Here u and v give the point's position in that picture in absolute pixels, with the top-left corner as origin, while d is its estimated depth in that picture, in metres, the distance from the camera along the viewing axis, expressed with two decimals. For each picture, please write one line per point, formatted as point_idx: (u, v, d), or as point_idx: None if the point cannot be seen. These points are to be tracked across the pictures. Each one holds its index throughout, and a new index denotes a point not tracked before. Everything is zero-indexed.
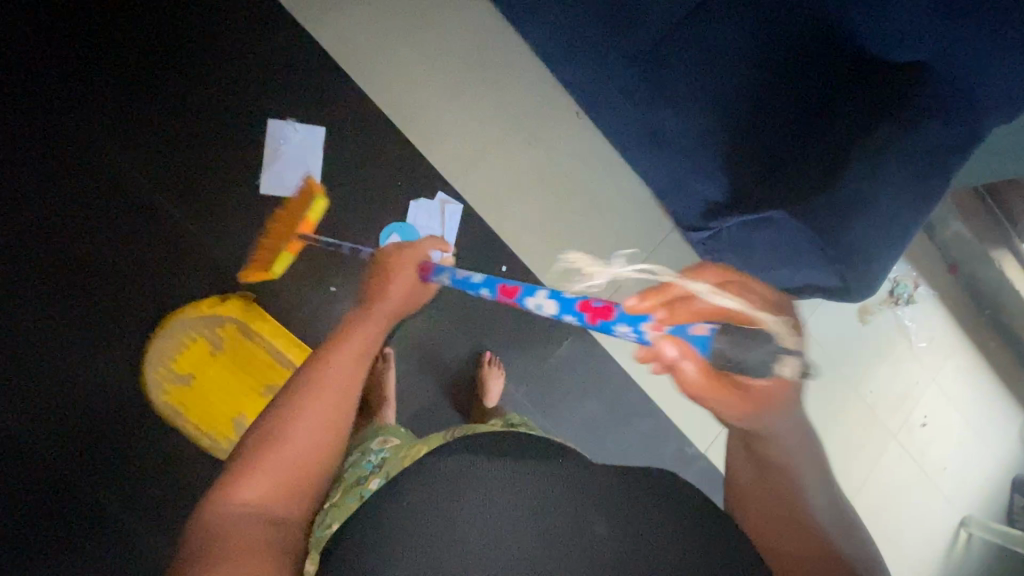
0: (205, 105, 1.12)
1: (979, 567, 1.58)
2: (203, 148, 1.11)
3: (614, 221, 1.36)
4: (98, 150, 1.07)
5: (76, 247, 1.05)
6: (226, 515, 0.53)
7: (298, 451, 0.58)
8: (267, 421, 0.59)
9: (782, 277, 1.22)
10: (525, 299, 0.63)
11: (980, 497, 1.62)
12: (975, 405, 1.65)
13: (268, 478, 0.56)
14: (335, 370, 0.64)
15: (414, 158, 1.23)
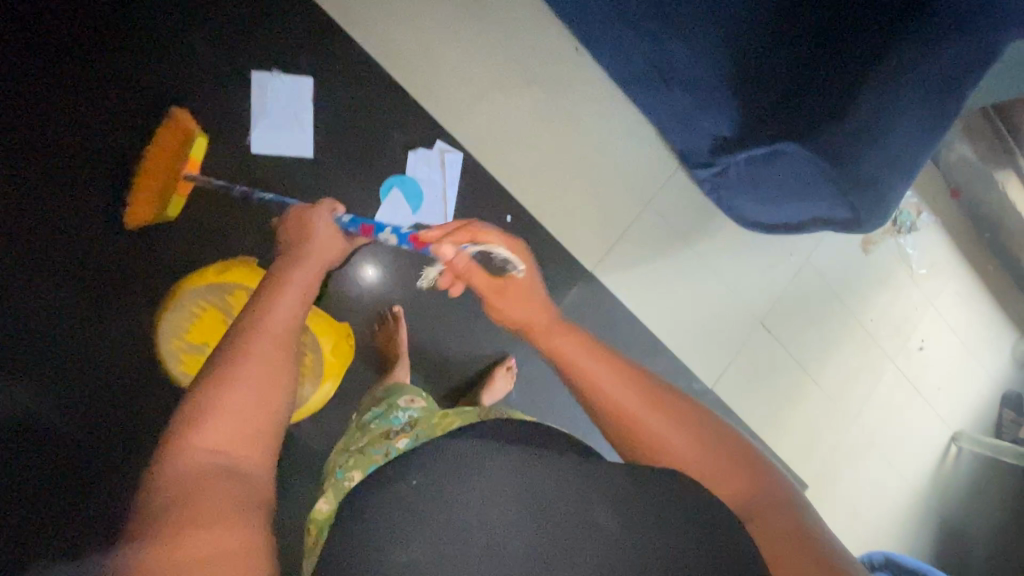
0: (188, 62, 1.06)
1: (968, 478, 1.66)
2: (190, 109, 1.06)
3: (618, 163, 1.33)
4: (77, 115, 1.01)
5: (64, 221, 1.00)
6: (187, 465, 0.51)
7: (257, 396, 0.57)
8: (217, 369, 0.58)
9: (791, 211, 1.22)
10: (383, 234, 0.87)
11: (970, 413, 1.69)
12: (970, 328, 1.69)
13: (228, 424, 0.54)
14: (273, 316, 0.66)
15: (410, 107, 1.18)
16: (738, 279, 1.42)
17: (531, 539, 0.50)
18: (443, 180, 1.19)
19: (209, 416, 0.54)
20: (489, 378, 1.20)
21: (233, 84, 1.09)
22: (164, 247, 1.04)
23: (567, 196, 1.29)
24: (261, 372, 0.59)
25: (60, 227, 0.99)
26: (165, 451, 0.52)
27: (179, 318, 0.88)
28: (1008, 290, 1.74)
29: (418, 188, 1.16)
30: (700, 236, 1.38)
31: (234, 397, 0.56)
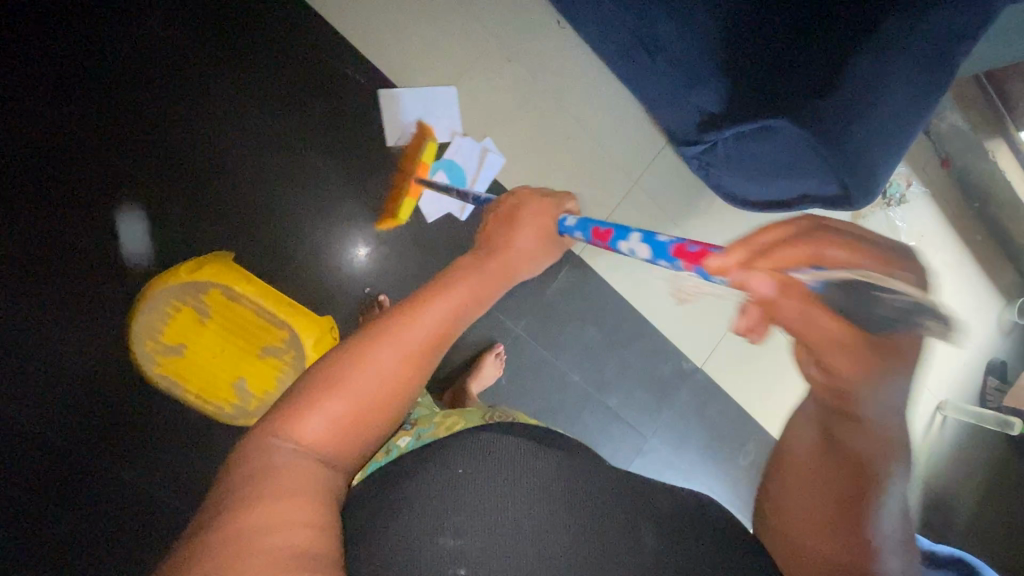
0: (175, 69, 1.07)
1: (952, 445, 1.70)
2: (183, 117, 1.08)
3: (604, 141, 1.29)
4: (75, 128, 1.03)
5: (70, 233, 1.03)
6: (290, 444, 0.49)
7: (372, 394, 0.53)
8: (354, 351, 0.55)
9: (780, 188, 1.18)
10: (618, 244, 0.68)
11: (956, 383, 1.72)
12: (957, 298, 1.69)
13: (336, 415, 0.51)
14: (433, 312, 0.59)
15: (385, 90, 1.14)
16: None
17: (546, 529, 0.50)
18: (474, 176, 1.18)
19: (322, 400, 0.52)
20: (477, 366, 1.18)
21: (216, 85, 1.09)
22: (151, 238, 1.06)
23: (552, 178, 1.25)
24: (389, 376, 0.54)
25: (65, 240, 1.03)
26: (277, 419, 0.51)
27: (152, 317, 0.85)
28: (995, 259, 1.74)
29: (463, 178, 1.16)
30: (689, 215, 1.36)
31: (354, 388, 0.53)
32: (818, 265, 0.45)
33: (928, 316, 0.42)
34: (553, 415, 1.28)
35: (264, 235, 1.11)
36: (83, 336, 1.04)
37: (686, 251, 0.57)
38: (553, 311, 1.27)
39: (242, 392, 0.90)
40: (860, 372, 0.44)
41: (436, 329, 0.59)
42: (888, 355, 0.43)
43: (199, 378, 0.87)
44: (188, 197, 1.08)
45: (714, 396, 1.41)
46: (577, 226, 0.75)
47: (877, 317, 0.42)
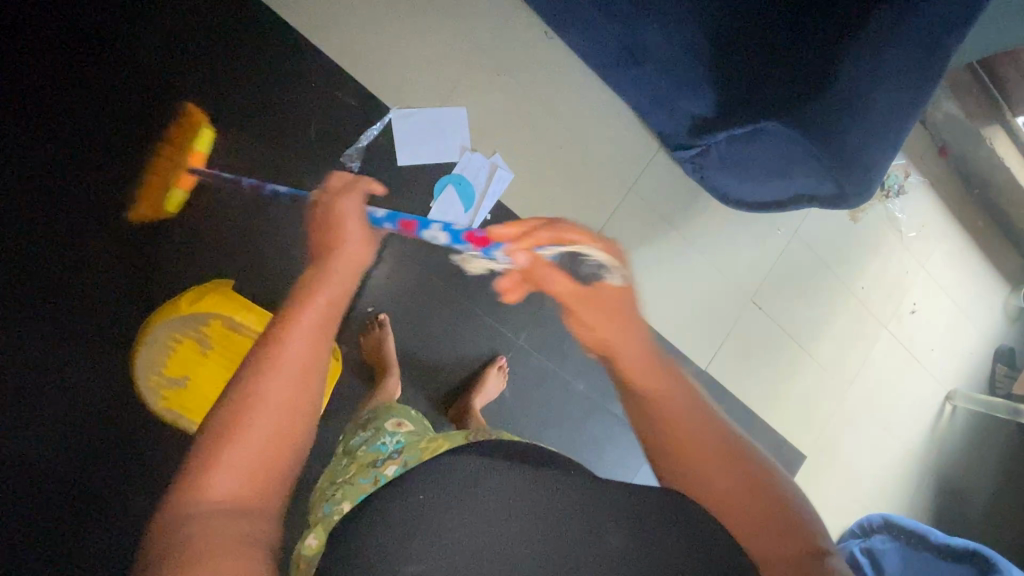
0: (167, 94, 1.02)
1: (963, 434, 1.69)
2: (178, 143, 1.02)
3: (597, 149, 1.29)
4: (59, 160, 0.97)
5: (58, 272, 0.96)
6: (194, 517, 0.45)
7: (268, 438, 0.50)
8: (232, 399, 0.51)
9: (776, 189, 1.19)
10: (423, 232, 0.84)
11: (964, 371, 1.70)
12: (961, 286, 1.68)
13: (237, 472, 0.48)
14: (296, 337, 0.55)
15: (376, 110, 1.14)
16: (725, 258, 1.40)
17: (522, 548, 0.50)
18: (483, 191, 1.20)
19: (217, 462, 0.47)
20: (482, 381, 1.18)
21: (213, 112, 1.05)
22: (148, 274, 1.00)
23: (547, 188, 1.25)
24: (276, 414, 0.51)
25: (54, 280, 0.95)
26: (173, 497, 0.46)
27: (154, 353, 0.86)
28: (996, 244, 1.73)
29: (473, 193, 1.19)
30: (685, 218, 1.36)
31: (246, 439, 0.49)
32: (559, 244, 0.74)
33: (612, 273, 0.72)
34: (560, 425, 1.28)
35: (268, 262, 1.08)
36: (75, 377, 0.95)
37: (474, 236, 0.80)
38: (553, 321, 1.27)
39: None
40: (603, 321, 0.70)
41: (303, 356, 0.55)
42: (597, 303, 0.71)
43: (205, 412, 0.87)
44: (185, 228, 1.02)
45: (721, 397, 1.40)
46: (384, 216, 0.83)
47: (585, 274, 0.73)
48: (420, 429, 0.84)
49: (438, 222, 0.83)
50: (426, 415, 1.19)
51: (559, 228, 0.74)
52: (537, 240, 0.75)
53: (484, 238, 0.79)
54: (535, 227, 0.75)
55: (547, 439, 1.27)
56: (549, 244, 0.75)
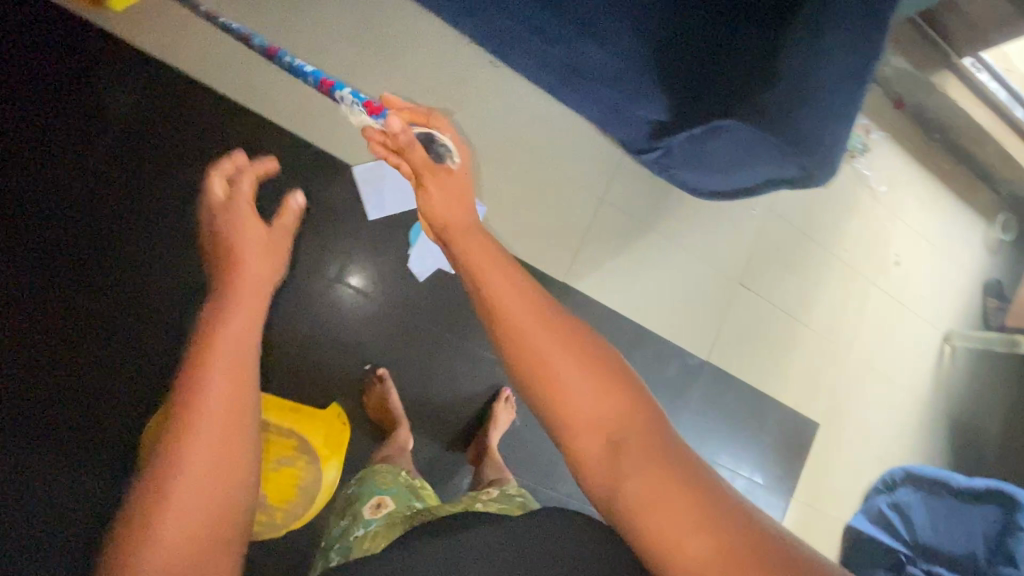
0: (136, 198, 1.04)
1: (965, 372, 1.72)
2: (155, 242, 1.04)
3: (563, 166, 1.30)
4: (44, 283, 0.98)
5: (64, 392, 0.97)
6: (161, 526, 0.47)
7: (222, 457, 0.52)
8: (181, 400, 0.53)
9: (744, 176, 1.18)
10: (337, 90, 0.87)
11: (957, 311, 1.73)
12: (939, 230, 1.71)
13: (199, 474, 0.50)
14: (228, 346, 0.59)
15: (341, 172, 1.15)
16: (707, 248, 1.42)
17: None
18: None
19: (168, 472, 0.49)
20: (491, 415, 1.18)
21: (181, 205, 1.06)
22: (152, 373, 1.02)
23: (520, 214, 1.26)
24: (219, 421, 0.53)
25: (62, 400, 0.97)
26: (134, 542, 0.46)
27: None
28: (966, 183, 1.76)
29: None
30: (660, 217, 1.37)
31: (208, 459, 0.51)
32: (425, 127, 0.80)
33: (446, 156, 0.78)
34: None
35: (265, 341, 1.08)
36: (93, 491, 0.96)
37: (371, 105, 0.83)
38: None
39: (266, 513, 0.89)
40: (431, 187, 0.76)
41: (234, 354, 0.58)
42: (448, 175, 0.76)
43: None
44: (176, 324, 1.04)
45: (726, 384, 1.42)
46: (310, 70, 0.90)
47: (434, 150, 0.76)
48: (404, 501, 0.85)
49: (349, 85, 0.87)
50: (443, 458, 1.19)
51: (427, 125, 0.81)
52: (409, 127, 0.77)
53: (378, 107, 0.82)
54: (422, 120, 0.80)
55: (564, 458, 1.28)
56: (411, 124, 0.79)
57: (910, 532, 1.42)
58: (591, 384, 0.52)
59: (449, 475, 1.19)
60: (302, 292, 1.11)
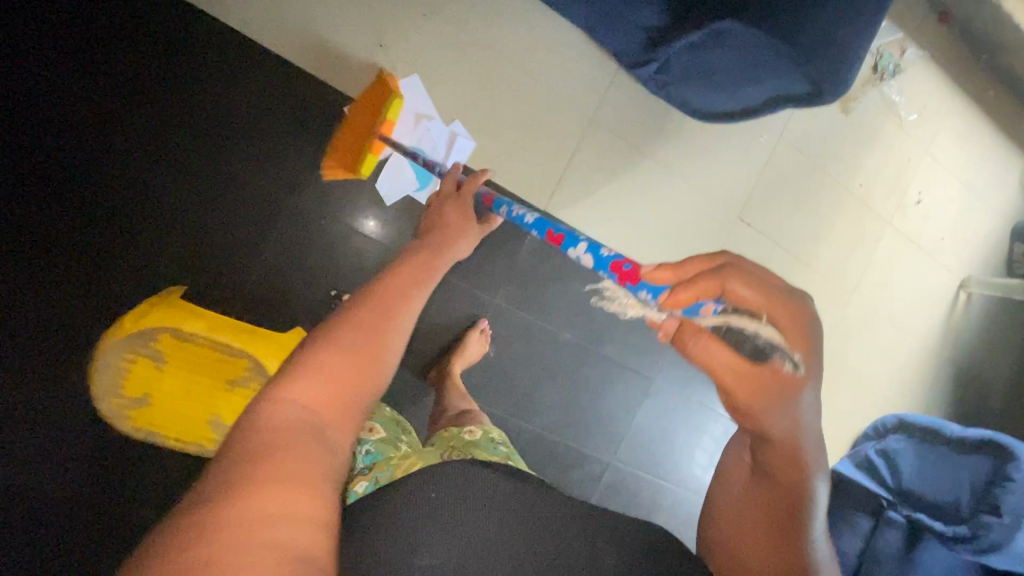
0: (99, 98, 1.00)
1: (978, 321, 1.61)
2: (129, 146, 1.02)
3: (549, 80, 1.16)
4: (22, 183, 0.98)
5: (52, 289, 1.00)
6: (285, 413, 0.53)
7: (348, 368, 0.58)
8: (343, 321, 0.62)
9: (746, 94, 1.06)
10: (568, 249, 0.78)
11: (979, 256, 1.60)
12: (971, 166, 1.55)
13: (323, 382, 0.56)
14: (394, 293, 0.68)
15: (295, 78, 1.06)
16: (706, 176, 1.31)
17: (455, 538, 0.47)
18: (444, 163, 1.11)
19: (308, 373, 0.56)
20: (462, 344, 1.15)
21: (149, 109, 1.02)
22: (116, 286, 1.03)
23: (501, 134, 1.15)
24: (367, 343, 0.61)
25: (51, 295, 1.00)
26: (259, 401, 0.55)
27: (108, 379, 0.82)
28: (1011, 114, 1.58)
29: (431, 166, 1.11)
30: (656, 141, 1.25)
31: (333, 365, 0.57)
32: (717, 296, 0.57)
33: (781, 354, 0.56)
34: (553, 377, 1.26)
35: (222, 256, 1.07)
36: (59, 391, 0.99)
37: (621, 268, 0.70)
38: (527, 273, 1.22)
39: (219, 428, 0.87)
40: (754, 397, 0.56)
41: (395, 302, 0.67)
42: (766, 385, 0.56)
43: (174, 423, 0.86)
44: (155, 229, 1.04)
45: None
46: (532, 223, 0.84)
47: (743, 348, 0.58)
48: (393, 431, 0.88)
49: (585, 242, 0.75)
50: (413, 385, 1.18)
51: (732, 276, 0.56)
52: (686, 294, 0.58)
53: (630, 273, 0.68)
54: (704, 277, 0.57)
55: (540, 392, 1.25)
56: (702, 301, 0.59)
57: (894, 479, 1.41)
58: (774, 493, 0.64)
59: (419, 400, 1.18)
60: (269, 206, 1.08)
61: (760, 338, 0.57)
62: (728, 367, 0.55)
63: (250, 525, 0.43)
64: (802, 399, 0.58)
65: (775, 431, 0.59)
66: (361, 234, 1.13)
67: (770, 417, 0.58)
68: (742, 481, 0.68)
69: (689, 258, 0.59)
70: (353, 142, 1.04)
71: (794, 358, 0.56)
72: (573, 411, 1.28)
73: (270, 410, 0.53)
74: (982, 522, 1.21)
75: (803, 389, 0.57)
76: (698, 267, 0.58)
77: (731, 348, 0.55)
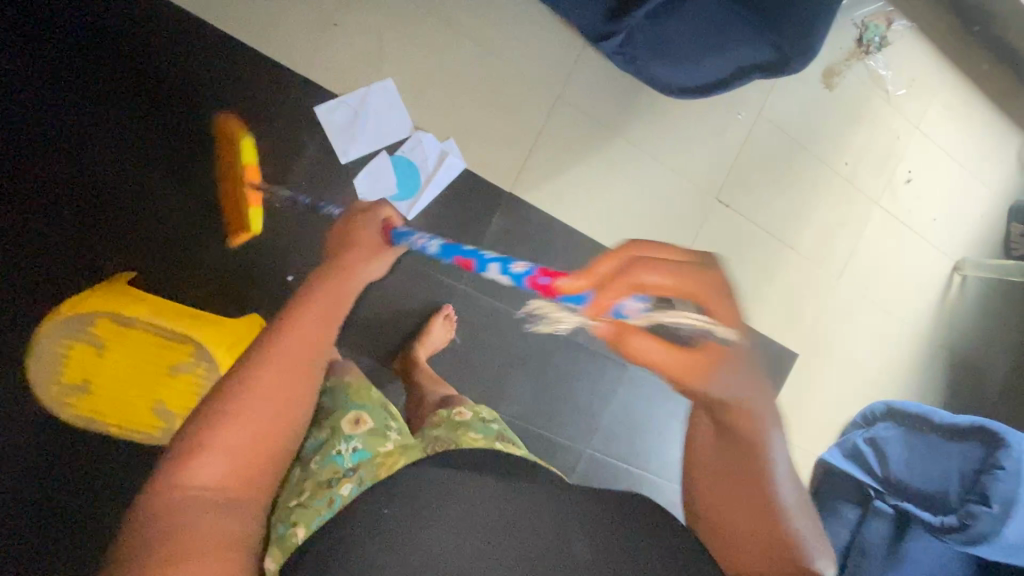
0: (28, 76, 0.91)
1: (974, 305, 1.55)
2: (60, 128, 0.92)
3: (513, 58, 1.13)
4: None
5: None
6: (184, 500, 0.50)
7: (253, 434, 0.54)
8: (240, 377, 0.56)
9: (710, 69, 1.05)
10: (482, 269, 0.76)
11: (973, 237, 1.54)
12: (965, 143, 1.49)
13: (225, 454, 0.52)
14: (298, 333, 0.61)
15: (226, 49, 0.99)
16: (681, 155, 1.26)
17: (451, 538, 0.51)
18: (429, 178, 1.09)
19: (205, 449, 0.52)
20: (425, 330, 1.12)
21: (82, 86, 0.93)
22: (37, 284, 0.91)
23: (464, 113, 1.11)
24: (273, 402, 0.56)
25: None
26: (157, 483, 0.51)
27: (47, 361, 0.81)
28: (1006, 88, 1.51)
29: (416, 178, 1.08)
30: (627, 119, 1.21)
31: (236, 435, 0.53)
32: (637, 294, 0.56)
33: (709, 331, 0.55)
34: (523, 364, 1.22)
35: (162, 249, 0.97)
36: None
37: (539, 282, 0.67)
38: None
39: (163, 416, 0.85)
40: (702, 379, 0.56)
41: (303, 348, 0.60)
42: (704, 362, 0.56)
43: (116, 410, 0.84)
44: (84, 219, 0.93)
45: None
46: (435, 248, 0.81)
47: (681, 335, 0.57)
48: (379, 421, 0.78)
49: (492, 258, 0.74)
50: (376, 374, 1.14)
51: (640, 266, 0.55)
52: (607, 294, 0.56)
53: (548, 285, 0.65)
54: (603, 266, 0.57)
55: (510, 380, 1.22)
56: (626, 296, 0.57)
57: (882, 467, 1.35)
58: (738, 471, 0.59)
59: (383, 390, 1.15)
60: (214, 192, 0.99)
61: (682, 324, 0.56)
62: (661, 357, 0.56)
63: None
64: (732, 368, 0.56)
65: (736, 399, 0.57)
66: (312, 220, 1.03)
67: (715, 394, 0.57)
68: (709, 474, 0.61)
69: (596, 261, 0.58)
70: (234, 195, 0.97)
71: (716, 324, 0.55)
72: (545, 399, 1.24)
73: (167, 500, 0.49)
74: (970, 511, 1.14)
75: (726, 355, 0.56)
76: (612, 265, 0.57)
77: (665, 346, 0.56)
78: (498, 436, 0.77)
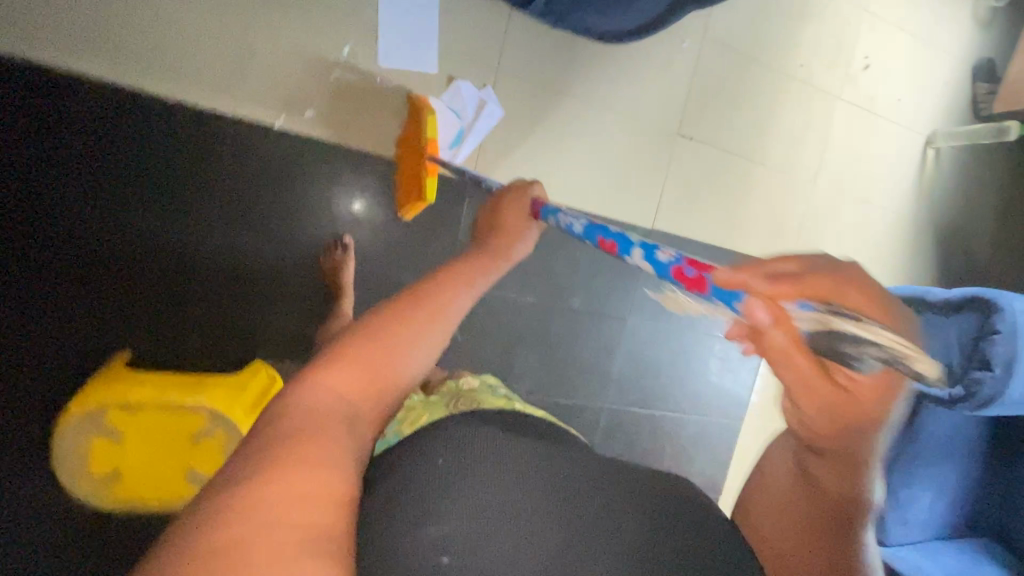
0: None
1: (952, 175, 1.55)
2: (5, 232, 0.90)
3: (444, 43, 1.09)
4: None
5: None
6: (316, 399, 0.40)
7: (401, 365, 0.46)
8: (411, 298, 0.50)
9: (641, 7, 1.02)
10: (625, 254, 0.61)
11: (942, 107, 1.52)
12: (918, 14, 1.45)
13: (358, 367, 0.43)
14: (463, 270, 0.56)
15: (147, 109, 0.95)
16: (634, 99, 1.24)
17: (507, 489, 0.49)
18: (473, 126, 1.11)
19: (346, 357, 0.44)
20: None
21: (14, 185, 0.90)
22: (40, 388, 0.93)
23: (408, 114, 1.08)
24: (433, 334, 0.49)
25: None
26: (293, 381, 0.43)
27: (73, 462, 0.83)
28: None
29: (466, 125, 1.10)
30: (573, 76, 1.18)
31: (383, 342, 0.46)
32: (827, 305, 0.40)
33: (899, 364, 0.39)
34: (526, 339, 1.25)
35: (149, 323, 0.99)
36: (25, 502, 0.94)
37: (684, 273, 0.51)
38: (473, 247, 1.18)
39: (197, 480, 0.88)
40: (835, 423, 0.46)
41: (468, 286, 0.55)
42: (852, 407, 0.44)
43: (152, 487, 0.87)
44: (63, 314, 0.94)
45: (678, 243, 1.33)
46: (582, 229, 0.69)
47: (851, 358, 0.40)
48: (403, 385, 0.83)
49: (643, 242, 0.59)
50: None
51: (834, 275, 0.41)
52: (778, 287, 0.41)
53: (699, 277, 0.49)
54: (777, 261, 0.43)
55: (519, 357, 1.25)
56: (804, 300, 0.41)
57: None
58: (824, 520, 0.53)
59: None
60: (182, 255, 0.99)
61: (863, 351, 0.39)
62: (799, 380, 0.43)
63: (253, 524, 0.31)
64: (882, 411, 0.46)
65: (833, 447, 0.49)
66: (288, 253, 1.05)
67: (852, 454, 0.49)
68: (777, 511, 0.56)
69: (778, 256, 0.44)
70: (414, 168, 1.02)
71: (909, 366, 0.39)
72: (556, 366, 1.28)
73: (298, 396, 0.40)
74: (973, 378, 1.16)
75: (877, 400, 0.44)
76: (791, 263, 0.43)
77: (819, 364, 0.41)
78: (508, 397, 0.81)
